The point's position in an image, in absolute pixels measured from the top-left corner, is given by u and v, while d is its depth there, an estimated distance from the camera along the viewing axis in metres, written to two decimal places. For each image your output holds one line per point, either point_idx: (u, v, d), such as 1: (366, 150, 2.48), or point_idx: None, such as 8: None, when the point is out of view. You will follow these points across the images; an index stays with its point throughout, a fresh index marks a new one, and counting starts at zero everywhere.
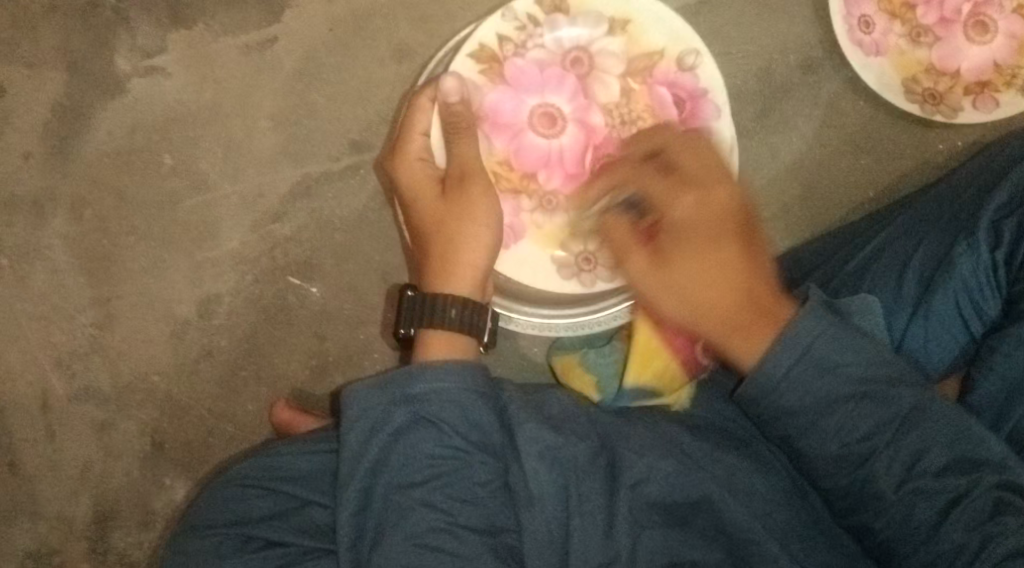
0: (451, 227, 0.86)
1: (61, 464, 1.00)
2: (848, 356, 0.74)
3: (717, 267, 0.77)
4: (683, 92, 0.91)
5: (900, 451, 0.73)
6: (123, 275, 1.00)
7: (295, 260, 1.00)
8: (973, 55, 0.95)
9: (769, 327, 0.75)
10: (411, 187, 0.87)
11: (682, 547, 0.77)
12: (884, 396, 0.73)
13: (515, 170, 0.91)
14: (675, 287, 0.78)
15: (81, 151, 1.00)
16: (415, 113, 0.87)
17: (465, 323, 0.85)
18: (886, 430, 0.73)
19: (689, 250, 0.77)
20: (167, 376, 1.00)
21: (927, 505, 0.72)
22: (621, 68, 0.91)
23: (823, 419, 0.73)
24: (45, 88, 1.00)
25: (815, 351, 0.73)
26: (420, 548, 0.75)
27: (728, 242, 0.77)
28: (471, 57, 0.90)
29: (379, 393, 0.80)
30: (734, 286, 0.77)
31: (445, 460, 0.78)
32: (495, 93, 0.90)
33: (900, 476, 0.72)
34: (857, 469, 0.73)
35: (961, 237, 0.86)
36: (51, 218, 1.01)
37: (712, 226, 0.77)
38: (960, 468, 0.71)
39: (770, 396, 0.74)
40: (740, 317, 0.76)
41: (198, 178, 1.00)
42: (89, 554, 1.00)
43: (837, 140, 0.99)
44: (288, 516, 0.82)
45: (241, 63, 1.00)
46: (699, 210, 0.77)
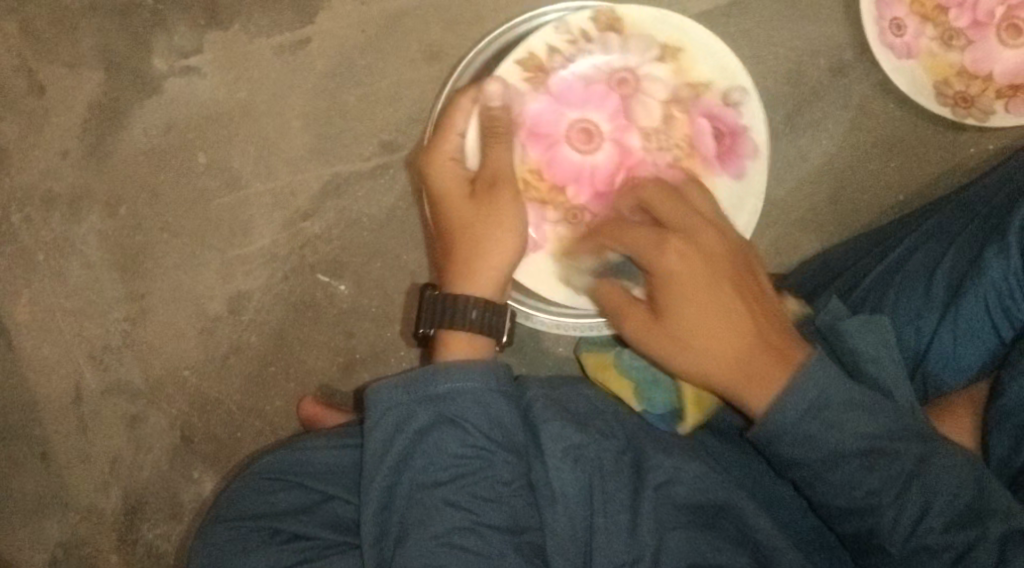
0: (478, 232, 0.86)
1: (92, 456, 1.02)
2: (848, 407, 0.72)
3: (721, 314, 0.77)
4: (724, 126, 0.91)
5: (908, 505, 0.71)
6: (156, 270, 1.02)
7: (324, 258, 1.01)
8: (1006, 58, 0.94)
9: (779, 368, 0.74)
10: (440, 184, 0.87)
11: (708, 550, 0.76)
12: (890, 451, 0.71)
13: (545, 180, 0.91)
14: (692, 340, 0.77)
15: (117, 149, 1.02)
16: (449, 119, 0.86)
17: (485, 324, 0.86)
18: (889, 485, 0.71)
19: (699, 316, 0.76)
20: (198, 371, 1.02)
21: (934, 560, 0.70)
22: (664, 93, 0.91)
23: (828, 472, 0.72)
24: (83, 87, 1.02)
25: (820, 405, 0.72)
26: (446, 548, 0.75)
27: (733, 295, 0.77)
28: (520, 63, 0.90)
29: (406, 390, 0.81)
30: (738, 334, 0.76)
31: (468, 459, 0.79)
32: (536, 101, 0.91)
33: (909, 527, 0.71)
34: (864, 518, 0.72)
35: (991, 240, 0.85)
36: (86, 214, 1.02)
37: (708, 276, 0.77)
38: (966, 521, 0.69)
39: (775, 441, 0.73)
40: (756, 363, 0.75)
41: (230, 177, 1.02)
42: (118, 545, 1.02)
43: (867, 144, 0.98)
44: (314, 510, 0.83)
45: (275, 63, 1.01)
46: (688, 262, 0.77)
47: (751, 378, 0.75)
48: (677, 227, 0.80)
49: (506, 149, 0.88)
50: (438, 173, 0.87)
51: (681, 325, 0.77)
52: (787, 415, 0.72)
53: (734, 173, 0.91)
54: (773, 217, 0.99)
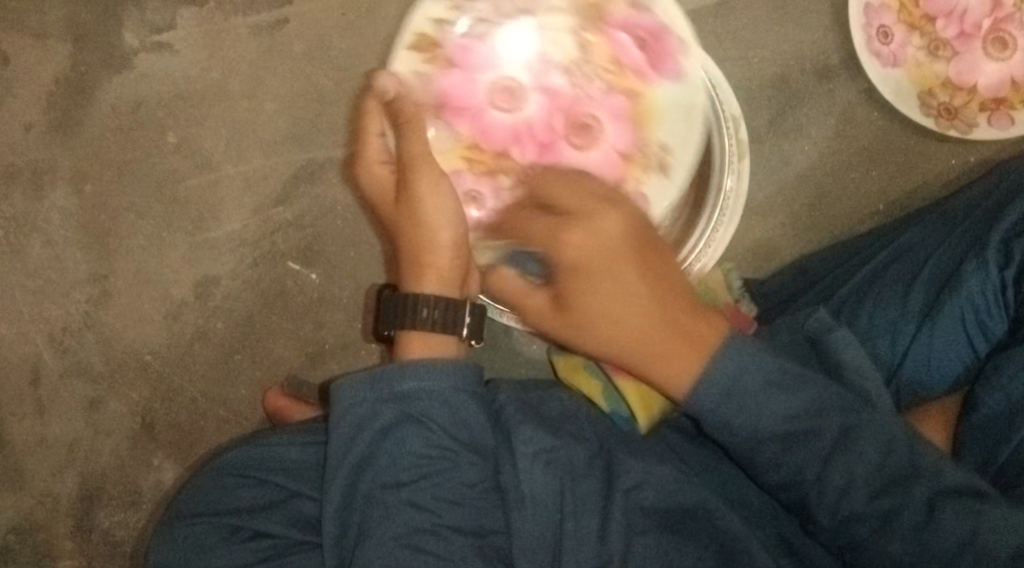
0: (420, 229, 0.78)
1: (49, 440, 0.99)
2: (774, 389, 0.70)
3: (636, 309, 0.74)
4: (643, 31, 0.80)
5: (833, 478, 0.69)
6: (120, 251, 0.99)
7: (296, 246, 0.99)
8: (990, 71, 0.93)
9: (694, 356, 0.72)
10: (373, 187, 0.80)
11: (676, 556, 0.76)
12: (805, 432, 0.70)
13: (485, 151, 0.80)
14: (600, 285, 0.74)
15: (83, 126, 0.99)
16: (362, 130, 0.79)
17: (446, 322, 0.79)
18: (812, 464, 0.69)
19: (604, 299, 0.74)
20: (161, 356, 0.99)
21: (863, 527, 0.68)
22: (572, 19, 0.80)
23: (755, 449, 0.71)
24: (50, 59, 0.99)
25: (737, 385, 0.70)
26: (405, 549, 0.74)
27: (631, 262, 0.74)
28: (410, 48, 0.80)
29: (372, 386, 0.78)
30: (648, 317, 0.74)
31: (433, 459, 0.77)
32: (444, 77, 0.80)
33: (837, 493, 0.69)
34: (797, 488, 0.71)
35: (970, 257, 0.84)
36: (49, 191, 0.99)
37: (602, 262, 0.74)
38: (892, 486, 0.68)
39: (710, 418, 0.71)
40: (671, 350, 0.73)
41: (201, 158, 0.99)
42: (73, 533, 0.99)
43: (849, 151, 0.98)
44: (278, 508, 0.81)
45: (250, 43, 0.99)
46: (580, 250, 0.74)
47: (667, 360, 0.73)
48: (557, 209, 0.75)
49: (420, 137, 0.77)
50: (367, 181, 0.80)
51: (592, 299, 0.75)
52: (700, 400, 0.71)
53: (673, 77, 0.80)
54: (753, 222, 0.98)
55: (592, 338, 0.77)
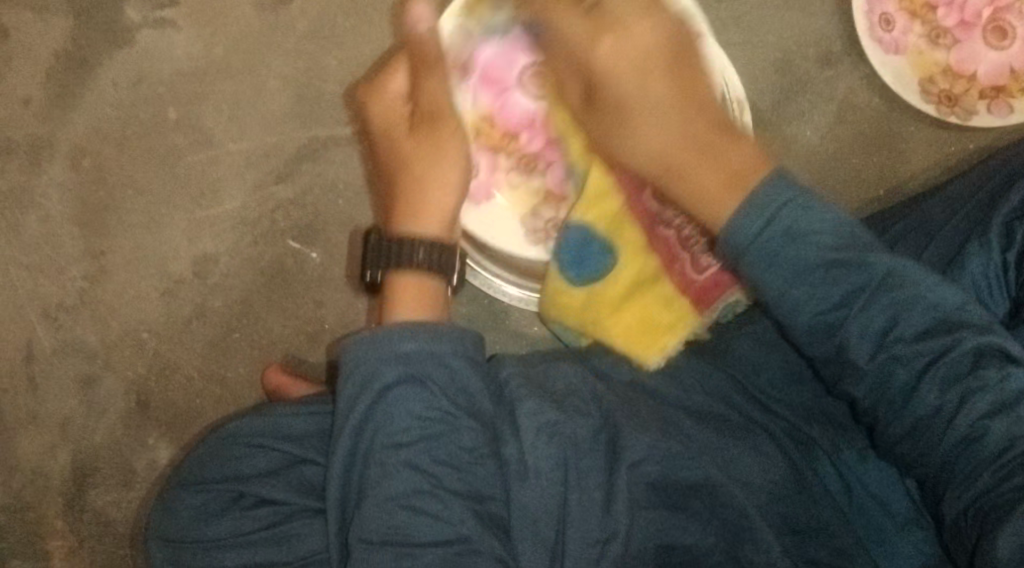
0: (418, 171, 0.84)
1: (42, 417, 0.98)
2: (823, 225, 0.71)
3: (666, 139, 0.80)
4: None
5: (875, 318, 0.69)
6: (118, 228, 0.98)
7: (297, 224, 0.98)
8: (991, 59, 0.94)
9: (733, 182, 0.76)
10: (381, 123, 0.86)
11: (677, 531, 0.77)
12: (853, 261, 0.70)
13: (496, 127, 0.93)
14: (643, 111, 0.80)
15: (82, 100, 0.98)
16: (383, 82, 0.86)
17: (434, 265, 0.83)
18: (859, 295, 0.69)
19: (624, 86, 0.80)
20: (158, 333, 0.98)
21: (905, 369, 0.68)
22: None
23: (799, 284, 0.70)
24: (50, 33, 0.98)
25: (779, 216, 0.71)
26: (405, 510, 0.72)
27: (659, 85, 0.80)
28: (459, 14, 0.91)
29: (376, 346, 0.76)
30: (682, 123, 0.80)
31: (432, 421, 0.75)
32: (490, 49, 0.92)
33: (874, 342, 0.69)
34: (831, 336, 0.70)
35: (975, 234, 0.85)
36: (46, 166, 0.98)
37: (655, 62, 0.80)
38: (937, 330, 0.68)
39: (736, 253, 0.73)
40: (710, 140, 0.79)
41: (201, 135, 0.98)
42: (65, 512, 0.98)
43: (851, 137, 0.98)
44: (282, 476, 0.80)
45: (255, 21, 0.98)
46: (614, 56, 0.80)
47: (695, 192, 0.78)
48: (601, 16, 0.80)
49: (438, 81, 0.83)
50: (378, 114, 0.86)
51: (621, 85, 0.80)
52: (739, 236, 0.72)
53: None
54: None
55: (624, 147, 0.83)
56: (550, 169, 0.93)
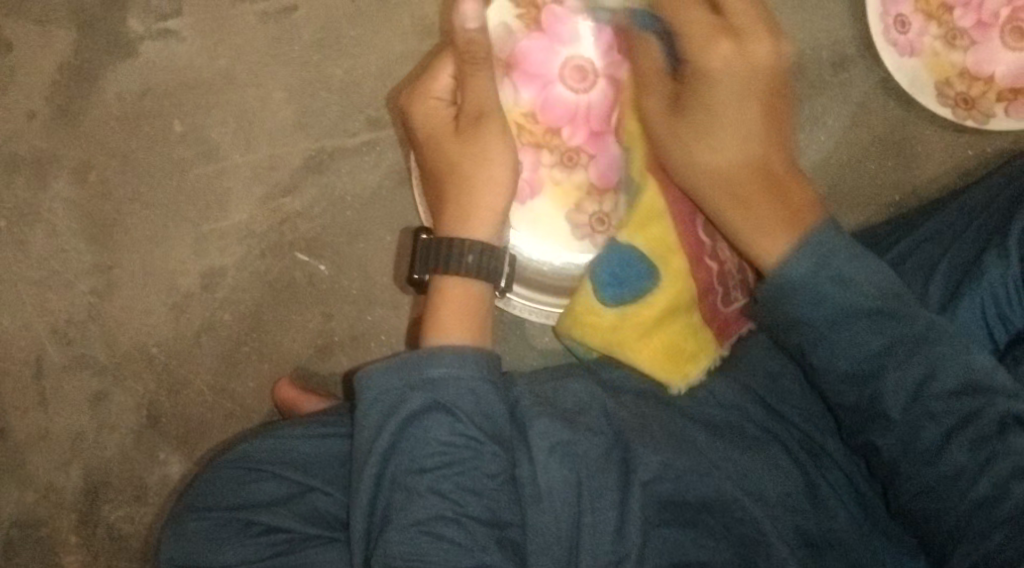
0: (466, 170, 0.82)
1: (53, 433, 0.98)
2: (864, 269, 0.74)
3: (744, 136, 0.81)
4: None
5: (912, 369, 0.72)
6: (125, 242, 0.98)
7: (304, 236, 0.97)
8: (1008, 60, 0.93)
9: (795, 226, 0.79)
10: (424, 125, 0.84)
11: (692, 547, 0.77)
12: (895, 311, 0.74)
13: (539, 123, 0.90)
14: (715, 129, 0.80)
15: (86, 114, 0.97)
16: (427, 81, 0.83)
17: (482, 270, 0.82)
18: (892, 345, 0.73)
19: (726, 111, 0.80)
20: (167, 348, 0.98)
21: (935, 428, 0.71)
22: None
23: (831, 332, 0.74)
24: (53, 46, 0.97)
25: (829, 259, 0.74)
26: (427, 536, 0.73)
27: (756, 107, 0.81)
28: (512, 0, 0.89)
29: (402, 372, 0.77)
30: (752, 147, 0.81)
31: (457, 448, 0.76)
32: (528, 41, 0.90)
33: (908, 396, 0.72)
34: (865, 385, 0.73)
35: (993, 244, 0.83)
36: (52, 181, 0.98)
37: (739, 88, 0.80)
38: (969, 392, 0.71)
39: (784, 292, 0.75)
40: (759, 189, 0.81)
41: (207, 147, 0.97)
42: (78, 527, 0.98)
43: (866, 141, 0.97)
44: (294, 503, 0.81)
45: (259, 31, 0.97)
46: (727, 63, 0.79)
47: (755, 228, 0.81)
48: (733, 26, 0.80)
49: (489, 79, 0.81)
50: (423, 114, 0.83)
51: (706, 110, 0.80)
52: (793, 271, 0.74)
53: None
54: None
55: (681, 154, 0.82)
56: (596, 161, 0.91)
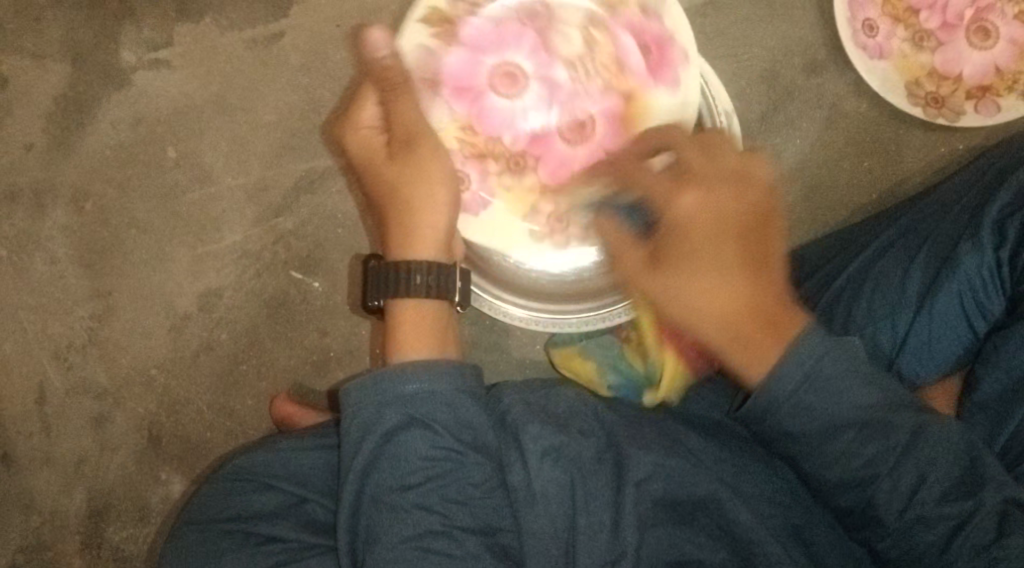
0: (405, 192, 0.84)
1: (56, 458, 1.00)
2: (856, 383, 0.70)
3: (728, 284, 0.73)
4: (649, 39, 0.87)
5: (904, 475, 0.69)
6: (123, 267, 1.00)
7: (298, 255, 1.00)
8: (974, 60, 0.95)
9: (775, 343, 0.71)
10: (361, 151, 0.85)
11: (689, 545, 0.78)
12: (883, 423, 0.70)
13: (479, 135, 0.88)
14: (693, 266, 0.74)
15: (83, 143, 1.00)
16: (355, 113, 0.84)
17: (432, 287, 0.84)
18: (885, 458, 0.69)
19: (699, 249, 0.74)
20: (166, 369, 1.00)
21: (931, 532, 0.68)
22: (580, 17, 0.88)
23: (823, 444, 0.70)
24: (49, 79, 1.00)
25: (814, 375, 0.69)
26: (418, 551, 0.74)
27: (734, 244, 0.74)
28: (423, 21, 0.87)
29: (377, 392, 0.78)
30: (739, 283, 0.73)
31: (438, 461, 0.77)
32: (452, 57, 0.87)
33: (902, 501, 0.69)
34: (862, 490, 0.70)
35: (966, 236, 0.85)
36: (50, 210, 1.00)
37: (707, 234, 0.74)
38: (961, 493, 0.68)
39: (770, 412, 0.70)
40: (749, 327, 0.72)
41: (201, 172, 1.00)
42: (83, 549, 0.99)
43: (840, 142, 1.00)
44: (288, 513, 0.82)
45: (247, 56, 1.00)
46: (700, 210, 0.74)
47: (751, 349, 0.72)
48: (688, 174, 0.75)
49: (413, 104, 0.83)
50: (357, 143, 0.85)
51: (684, 243, 0.74)
52: (778, 390, 0.69)
53: (669, 85, 0.87)
54: None
55: (675, 298, 0.74)
56: (544, 163, 0.89)
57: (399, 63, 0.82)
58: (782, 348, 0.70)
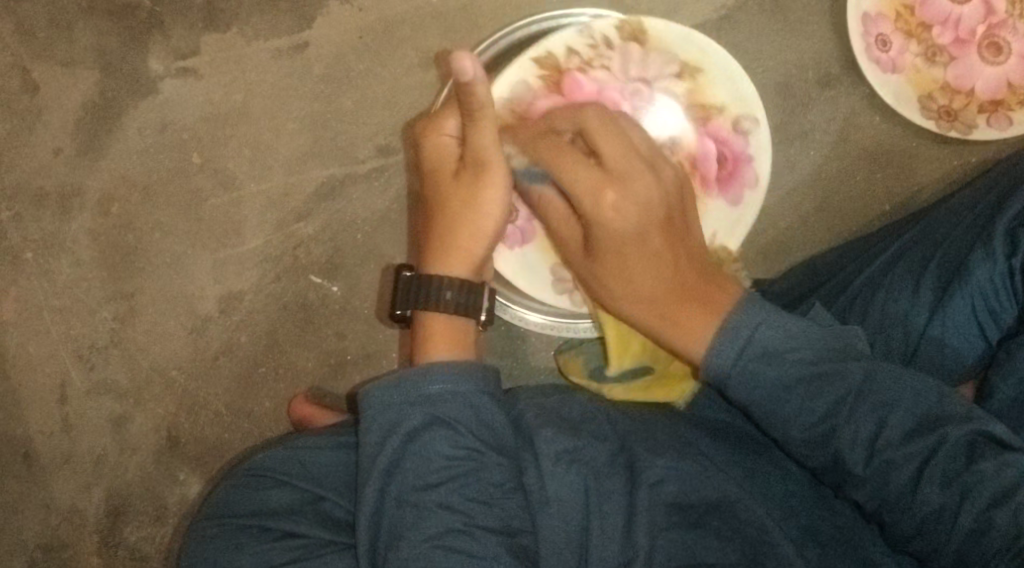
0: (454, 212, 0.86)
1: (76, 457, 1.01)
2: (791, 342, 0.77)
3: (654, 267, 0.83)
4: (729, 151, 0.93)
5: (863, 422, 0.74)
6: (145, 270, 1.02)
7: (318, 260, 1.02)
8: (987, 75, 0.97)
9: (710, 318, 0.81)
10: (429, 159, 0.86)
11: (701, 550, 0.77)
12: (834, 372, 0.76)
13: None
14: (631, 272, 0.84)
15: (109, 149, 1.02)
16: (439, 118, 0.85)
17: (462, 305, 0.86)
18: (841, 406, 0.75)
19: (621, 246, 0.83)
20: (187, 371, 1.01)
21: (901, 472, 0.73)
22: (678, 113, 0.93)
23: (780, 406, 0.76)
24: (78, 86, 1.02)
25: (754, 339, 0.77)
26: (440, 550, 0.74)
27: (660, 234, 0.83)
28: (536, 61, 0.91)
29: (401, 391, 0.79)
30: (659, 283, 0.83)
31: (460, 460, 0.78)
32: (547, 101, 0.91)
33: (868, 449, 0.74)
34: (826, 447, 0.75)
35: (978, 243, 0.86)
36: (76, 214, 1.02)
37: (638, 225, 0.82)
38: (923, 430, 0.73)
39: (726, 385, 0.78)
40: (678, 308, 0.83)
41: (224, 178, 1.02)
42: (100, 548, 1.01)
43: (853, 154, 1.02)
44: (304, 511, 0.83)
45: (271, 66, 1.02)
46: (619, 214, 0.81)
47: (688, 334, 0.82)
48: (612, 170, 0.82)
49: (489, 134, 0.82)
50: (430, 149, 0.86)
51: (617, 257, 0.83)
52: (722, 362, 0.78)
53: (730, 199, 0.93)
54: (762, 221, 1.02)
55: (610, 291, 0.86)
56: None
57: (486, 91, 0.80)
58: (717, 326, 0.80)
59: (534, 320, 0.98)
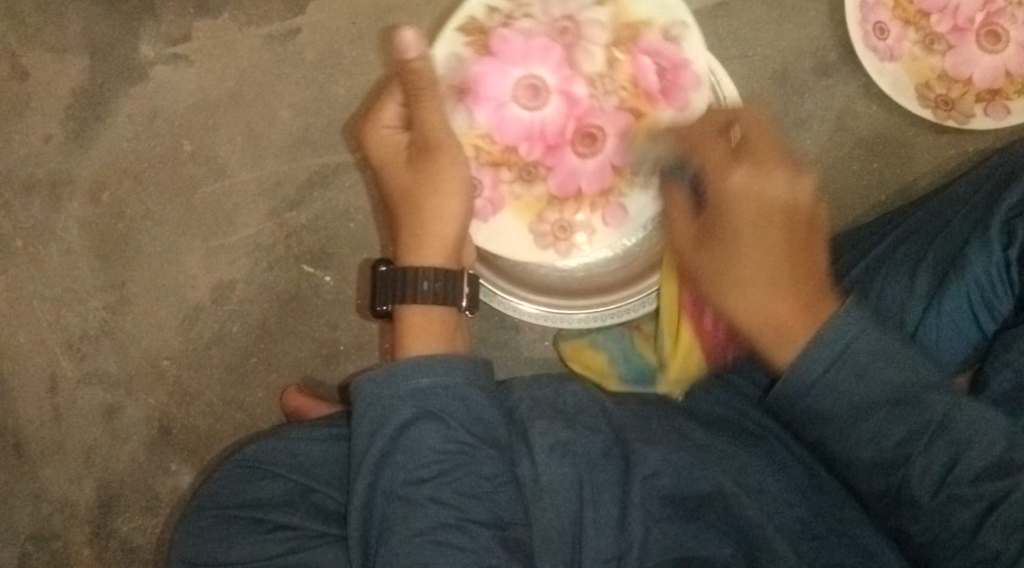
0: (417, 199, 0.85)
1: (67, 447, 1.00)
2: (889, 361, 0.70)
3: (764, 252, 0.76)
4: (666, 62, 0.91)
5: (935, 455, 0.69)
6: (137, 259, 1.01)
7: (310, 249, 1.01)
8: (985, 63, 0.96)
9: (810, 323, 0.73)
10: (377, 154, 0.87)
11: (694, 543, 0.77)
12: (918, 400, 0.70)
13: (496, 143, 0.92)
14: (738, 266, 0.77)
15: (99, 136, 1.01)
16: (377, 113, 0.87)
17: (438, 294, 0.85)
18: (917, 437, 0.70)
19: (742, 230, 0.76)
20: (179, 361, 1.01)
21: (964, 512, 0.69)
22: (607, 37, 0.91)
23: (854, 426, 0.71)
24: (67, 73, 1.01)
25: (852, 349, 0.70)
26: (431, 544, 0.73)
27: (791, 199, 0.76)
28: (460, 30, 0.91)
29: (392, 384, 0.78)
30: (778, 270, 0.76)
31: (451, 455, 0.77)
32: (480, 66, 0.91)
33: (935, 481, 0.69)
34: (892, 474, 0.70)
35: (975, 234, 0.86)
36: (67, 201, 1.01)
37: (756, 217, 0.76)
38: (996, 473, 0.68)
39: (800, 397, 0.71)
40: (784, 308, 0.75)
41: (216, 166, 1.01)
42: (90, 539, 1.00)
43: (850, 144, 1.01)
44: (296, 503, 0.82)
45: (263, 53, 1.01)
46: (745, 193, 0.76)
47: (773, 332, 0.75)
48: (752, 154, 0.76)
49: (430, 106, 0.83)
50: (375, 145, 0.87)
51: (731, 240, 0.77)
52: (807, 374, 0.70)
53: (678, 106, 0.91)
54: None
55: (722, 292, 0.79)
56: (555, 174, 0.93)
57: (427, 65, 0.81)
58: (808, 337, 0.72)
59: (528, 309, 0.96)
